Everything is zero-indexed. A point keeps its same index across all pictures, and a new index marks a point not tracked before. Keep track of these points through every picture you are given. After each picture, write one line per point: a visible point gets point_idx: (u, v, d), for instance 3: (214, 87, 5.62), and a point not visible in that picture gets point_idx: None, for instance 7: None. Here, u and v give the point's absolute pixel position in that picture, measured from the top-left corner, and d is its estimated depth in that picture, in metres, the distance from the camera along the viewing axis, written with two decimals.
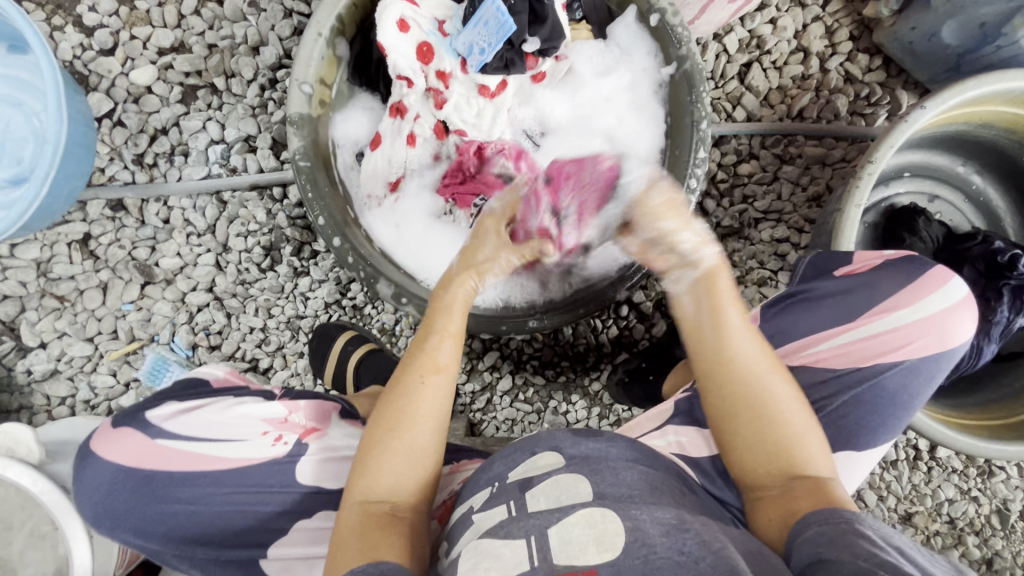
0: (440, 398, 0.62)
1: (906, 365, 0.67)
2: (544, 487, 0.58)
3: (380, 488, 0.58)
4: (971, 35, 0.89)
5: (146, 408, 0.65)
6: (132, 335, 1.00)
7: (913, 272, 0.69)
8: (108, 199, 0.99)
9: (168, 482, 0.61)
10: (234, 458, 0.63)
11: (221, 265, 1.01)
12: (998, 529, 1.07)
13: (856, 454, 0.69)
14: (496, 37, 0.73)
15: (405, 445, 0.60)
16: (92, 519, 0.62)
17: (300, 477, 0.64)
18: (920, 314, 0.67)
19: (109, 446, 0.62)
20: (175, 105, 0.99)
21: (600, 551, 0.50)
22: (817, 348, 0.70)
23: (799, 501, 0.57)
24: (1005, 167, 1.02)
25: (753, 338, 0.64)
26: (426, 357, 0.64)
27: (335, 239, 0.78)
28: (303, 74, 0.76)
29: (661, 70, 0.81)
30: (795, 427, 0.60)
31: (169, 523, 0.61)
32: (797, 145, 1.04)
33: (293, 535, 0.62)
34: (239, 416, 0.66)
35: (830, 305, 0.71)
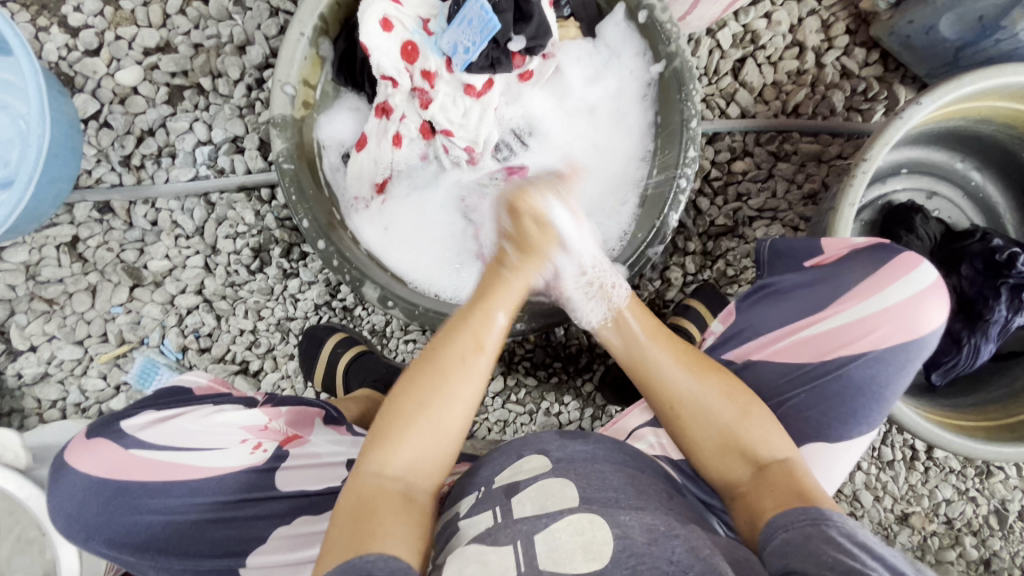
0: (477, 382, 0.61)
1: (872, 354, 0.66)
2: (530, 492, 0.57)
3: (387, 474, 0.57)
4: (970, 28, 0.87)
5: (122, 417, 0.65)
6: (121, 338, 1.00)
7: (879, 259, 0.68)
8: (96, 201, 0.98)
9: (141, 494, 0.60)
10: (210, 468, 0.63)
11: (210, 267, 1.00)
12: (997, 529, 1.06)
13: (828, 445, 0.68)
14: (480, 36, 0.72)
15: (428, 426, 0.58)
16: (66, 533, 0.62)
17: (279, 483, 0.64)
18: (887, 302, 0.66)
19: (82, 458, 0.62)
20: (162, 106, 0.98)
21: (586, 558, 0.49)
22: (782, 342, 0.70)
23: (775, 493, 0.57)
24: (1004, 162, 1.00)
25: (668, 347, 0.66)
26: (471, 335, 0.62)
27: (320, 242, 0.76)
28: (286, 74, 0.75)
29: (650, 68, 0.80)
30: (732, 421, 0.61)
31: (144, 533, 0.60)
32: (792, 142, 1.03)
33: (273, 542, 0.61)
34: (217, 425, 0.66)
35: (796, 298, 0.71)
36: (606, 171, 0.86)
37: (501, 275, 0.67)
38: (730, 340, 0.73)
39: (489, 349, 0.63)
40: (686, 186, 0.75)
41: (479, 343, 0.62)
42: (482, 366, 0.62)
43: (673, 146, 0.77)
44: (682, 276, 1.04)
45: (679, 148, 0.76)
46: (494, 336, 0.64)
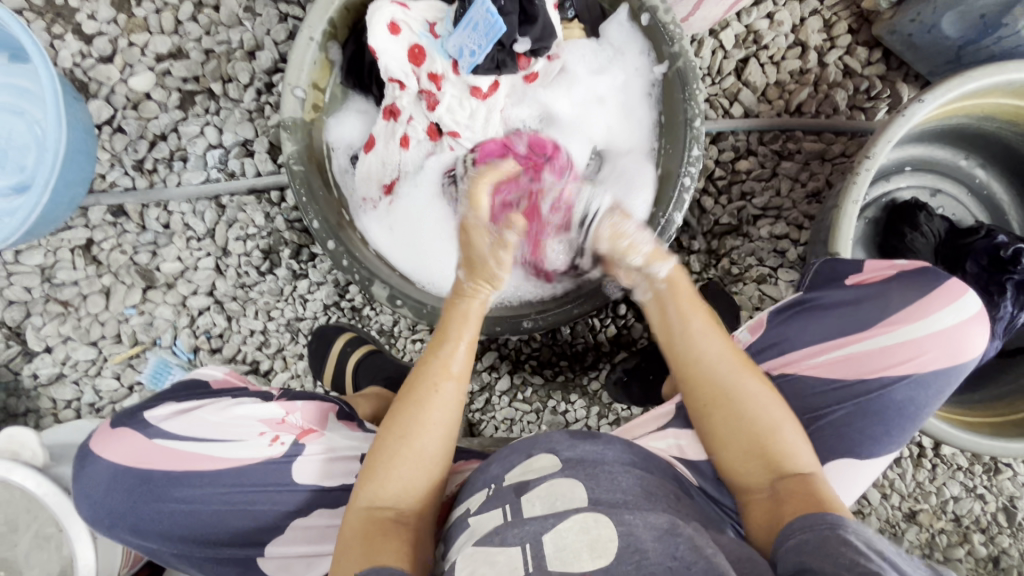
0: (451, 405, 0.64)
1: (913, 377, 0.66)
2: (539, 492, 0.58)
3: (387, 496, 0.60)
4: (971, 26, 0.88)
5: (145, 408, 0.66)
6: (135, 339, 1.02)
7: (928, 283, 0.68)
8: (109, 205, 1.00)
9: (165, 483, 0.62)
10: (230, 458, 0.63)
11: (221, 269, 1.02)
12: (1005, 526, 1.06)
13: (857, 460, 0.69)
14: (486, 39, 0.73)
15: (416, 452, 0.61)
16: (90, 520, 0.64)
17: (297, 476, 0.64)
18: (934, 327, 0.66)
19: (108, 446, 0.63)
20: (174, 111, 1.00)
21: (593, 557, 0.50)
22: (821, 357, 0.69)
23: (792, 503, 0.57)
24: (1008, 159, 1.00)
25: (719, 341, 0.66)
26: (438, 364, 0.65)
27: (329, 242, 0.78)
28: (296, 78, 0.77)
29: (654, 69, 0.81)
30: (769, 422, 0.62)
31: (165, 523, 0.62)
32: (795, 141, 1.03)
33: (291, 533, 0.63)
34: (236, 416, 0.66)
35: (842, 314, 0.70)
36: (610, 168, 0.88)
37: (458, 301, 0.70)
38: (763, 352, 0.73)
39: (459, 369, 0.66)
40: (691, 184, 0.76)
41: (447, 367, 0.65)
42: (453, 388, 0.64)
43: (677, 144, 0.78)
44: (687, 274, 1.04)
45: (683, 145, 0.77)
46: (461, 358, 0.66)
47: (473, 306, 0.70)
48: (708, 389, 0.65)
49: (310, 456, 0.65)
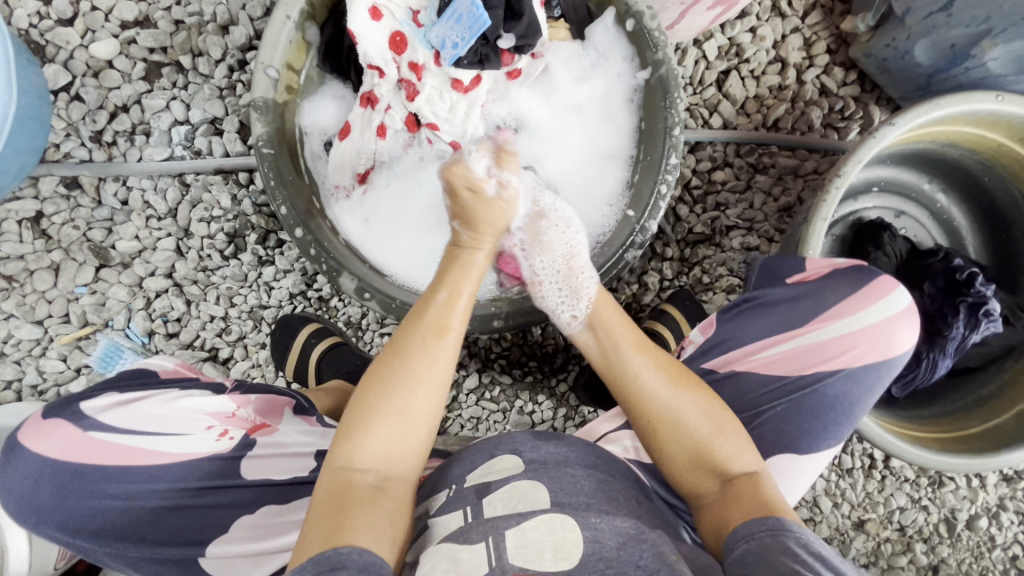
0: (445, 361, 0.63)
1: (848, 372, 0.68)
2: (500, 494, 0.57)
3: (362, 458, 0.59)
4: (943, 55, 0.90)
5: (81, 399, 0.62)
6: (84, 320, 0.96)
7: (862, 279, 0.70)
8: (63, 176, 0.94)
9: (99, 478, 0.58)
10: (172, 453, 0.61)
11: (182, 251, 0.98)
12: (945, 537, 1.11)
13: (797, 455, 0.69)
14: (469, 33, 0.72)
15: (403, 406, 0.60)
16: (14, 515, 0.59)
17: (244, 472, 0.62)
18: (865, 322, 0.68)
19: (34, 436, 0.59)
20: (138, 82, 0.95)
21: (556, 559, 0.50)
22: (761, 354, 0.71)
23: (744, 502, 0.57)
24: (969, 187, 1.04)
25: (647, 358, 0.67)
26: (431, 319, 0.64)
27: (297, 230, 0.75)
28: (269, 56, 0.73)
29: (637, 74, 0.81)
30: (703, 435, 0.62)
31: (101, 519, 0.58)
32: (771, 155, 1.05)
33: (235, 532, 0.60)
34: (183, 410, 0.63)
35: (777, 312, 0.72)
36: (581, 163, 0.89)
37: (458, 253, 0.70)
38: (710, 350, 0.74)
39: (457, 334, 0.65)
40: (667, 192, 0.78)
41: (444, 325, 0.64)
42: (449, 345, 0.63)
43: (655, 153, 0.79)
44: (659, 280, 1.05)
45: (661, 154, 0.78)
46: (460, 311, 0.66)
47: (490, 211, 0.70)
48: (655, 416, 0.64)
49: (261, 449, 0.64)
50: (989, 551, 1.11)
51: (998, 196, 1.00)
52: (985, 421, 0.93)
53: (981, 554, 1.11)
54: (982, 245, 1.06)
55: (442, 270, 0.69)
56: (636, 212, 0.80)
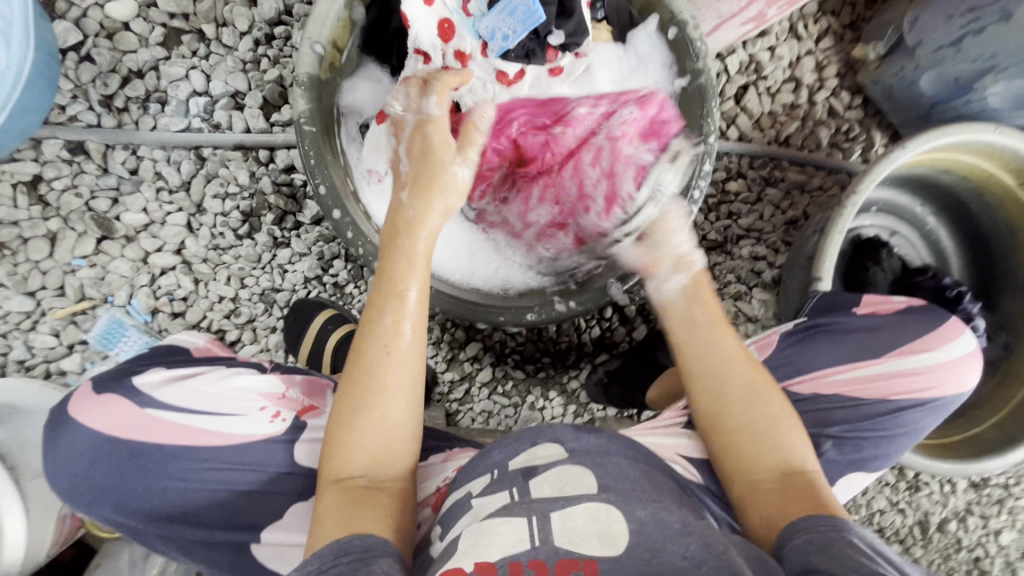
0: (408, 365, 0.60)
1: (927, 402, 0.67)
2: (548, 477, 0.58)
3: (350, 468, 0.57)
4: (946, 87, 0.96)
5: (133, 374, 0.62)
6: (81, 293, 0.91)
7: (936, 315, 0.70)
8: (68, 140, 0.89)
9: (160, 458, 0.58)
10: (227, 433, 0.60)
11: (192, 227, 0.93)
12: (918, 538, 1.18)
13: (864, 474, 0.69)
14: (523, 25, 0.73)
15: (379, 420, 0.57)
16: (67, 494, 0.59)
17: (298, 458, 0.61)
18: (947, 355, 0.68)
19: (92, 413, 0.59)
20: (155, 48, 0.91)
21: (601, 545, 0.50)
22: (840, 379, 0.68)
23: (806, 498, 0.58)
24: (956, 212, 1.11)
25: (730, 339, 0.68)
26: (388, 322, 0.60)
27: (334, 212, 0.74)
28: (316, 32, 0.72)
29: (674, 82, 0.83)
30: (775, 411, 0.63)
31: (157, 499, 0.58)
32: (781, 169, 1.10)
33: (287, 519, 0.59)
34: (234, 388, 0.62)
35: (861, 339, 0.69)
36: None
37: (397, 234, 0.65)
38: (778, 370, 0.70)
39: (413, 322, 0.61)
40: (699, 197, 0.76)
41: (399, 321, 0.61)
42: (408, 344, 0.60)
43: None
44: None
45: (693, 160, 0.77)
46: (413, 313, 0.61)
47: (431, 214, 0.65)
48: (734, 391, 0.65)
49: (312, 432, 0.62)
50: (955, 552, 1.19)
51: (982, 223, 1.07)
52: (963, 431, 1.00)
53: (947, 554, 1.19)
54: (965, 265, 1.13)
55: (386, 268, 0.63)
56: None
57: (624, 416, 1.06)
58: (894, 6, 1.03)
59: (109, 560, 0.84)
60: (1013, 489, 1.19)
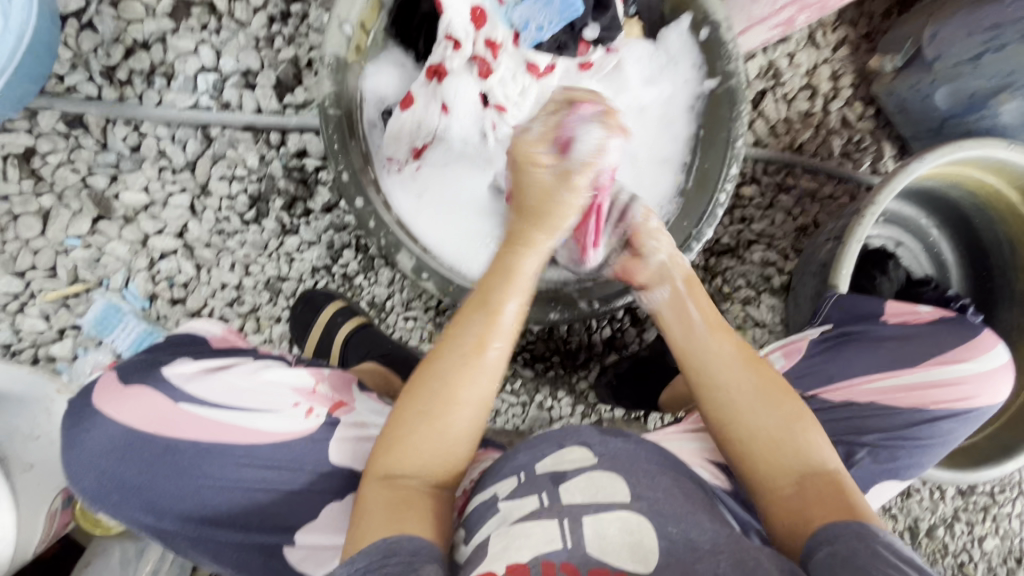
0: (489, 382, 0.59)
1: (962, 413, 0.68)
2: (578, 483, 0.54)
3: (405, 467, 0.56)
4: (960, 102, 0.98)
5: (163, 364, 0.59)
6: (74, 275, 0.87)
7: (970, 326, 0.70)
8: (65, 112, 0.85)
9: (193, 455, 0.57)
10: (260, 431, 0.59)
11: (195, 210, 0.89)
12: (909, 543, 1.21)
13: (895, 482, 0.69)
14: (559, 17, 0.73)
15: (442, 430, 0.57)
16: (92, 493, 0.57)
17: (333, 457, 0.60)
18: (982, 366, 0.68)
19: (122, 405, 0.57)
20: (162, 18, 0.86)
21: (633, 559, 0.47)
22: (871, 387, 0.69)
23: (835, 498, 0.56)
24: (960, 225, 1.13)
25: (726, 343, 0.67)
26: (477, 332, 0.60)
27: (357, 200, 0.71)
28: (345, 11, 0.69)
29: (703, 83, 0.81)
30: (773, 425, 0.61)
31: (189, 500, 0.57)
32: (794, 176, 1.11)
33: (323, 518, 0.58)
34: (267, 383, 0.61)
35: (893, 348, 0.70)
36: (639, 162, 0.88)
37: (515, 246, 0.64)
38: (805, 377, 0.71)
39: (502, 343, 0.60)
40: (726, 201, 0.77)
41: (486, 340, 0.60)
42: (490, 363, 0.59)
43: (713, 160, 0.79)
44: None
45: (722, 163, 0.77)
46: (506, 335, 0.61)
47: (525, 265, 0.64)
48: (729, 408, 0.63)
49: (345, 431, 0.61)
50: (942, 557, 1.22)
51: (984, 235, 1.09)
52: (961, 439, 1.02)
53: (935, 559, 1.21)
54: (965, 278, 1.16)
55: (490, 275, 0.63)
56: (692, 218, 0.79)
57: (631, 418, 1.05)
58: (911, 20, 1.04)
59: (99, 556, 0.80)
60: (999, 497, 1.22)
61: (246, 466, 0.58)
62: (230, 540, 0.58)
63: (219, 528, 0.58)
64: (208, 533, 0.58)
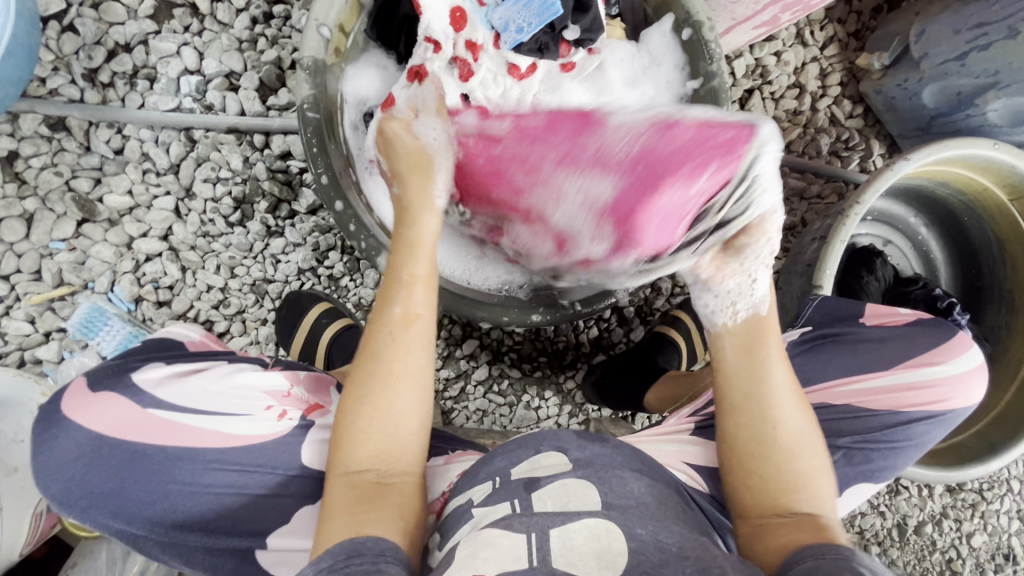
0: (419, 357, 0.60)
1: (937, 415, 0.68)
2: (551, 490, 0.54)
3: (359, 459, 0.57)
4: (948, 100, 0.97)
5: (132, 370, 0.60)
6: (59, 278, 0.87)
7: (943, 329, 0.71)
8: (47, 115, 0.85)
9: (162, 462, 0.58)
10: (234, 435, 0.60)
11: (180, 212, 0.89)
12: (897, 540, 1.21)
13: (870, 485, 0.69)
14: (537, 18, 0.71)
15: (387, 408, 0.58)
16: (60, 498, 0.58)
17: (307, 461, 0.61)
18: (956, 368, 0.69)
19: (89, 413, 0.57)
20: (145, 20, 0.86)
21: (600, 566, 0.47)
22: (847, 388, 0.70)
23: (819, 529, 0.57)
24: (948, 224, 1.13)
25: (787, 374, 0.63)
26: (398, 311, 0.61)
27: (337, 203, 0.71)
28: (324, 13, 0.69)
29: (686, 84, 0.82)
30: (791, 445, 0.61)
31: (157, 507, 0.58)
32: (782, 175, 1.10)
33: (293, 525, 0.60)
34: (239, 386, 0.62)
35: (870, 351, 0.71)
36: None
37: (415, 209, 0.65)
38: None
39: (425, 312, 0.62)
40: None
41: (409, 309, 0.61)
42: (420, 330, 0.61)
43: None
44: (672, 286, 1.05)
45: None
46: (423, 298, 0.62)
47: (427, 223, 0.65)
48: (765, 429, 0.62)
49: (317, 432, 0.62)
50: (931, 554, 1.22)
51: (973, 235, 1.09)
52: (948, 438, 1.02)
53: (923, 556, 1.22)
54: (953, 277, 1.16)
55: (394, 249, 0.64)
56: None
57: (618, 417, 1.05)
58: (898, 17, 1.04)
59: (86, 558, 0.81)
60: (987, 494, 1.23)
61: (227, 468, 0.59)
62: (212, 542, 0.59)
63: (202, 529, 0.59)
64: (192, 534, 0.59)
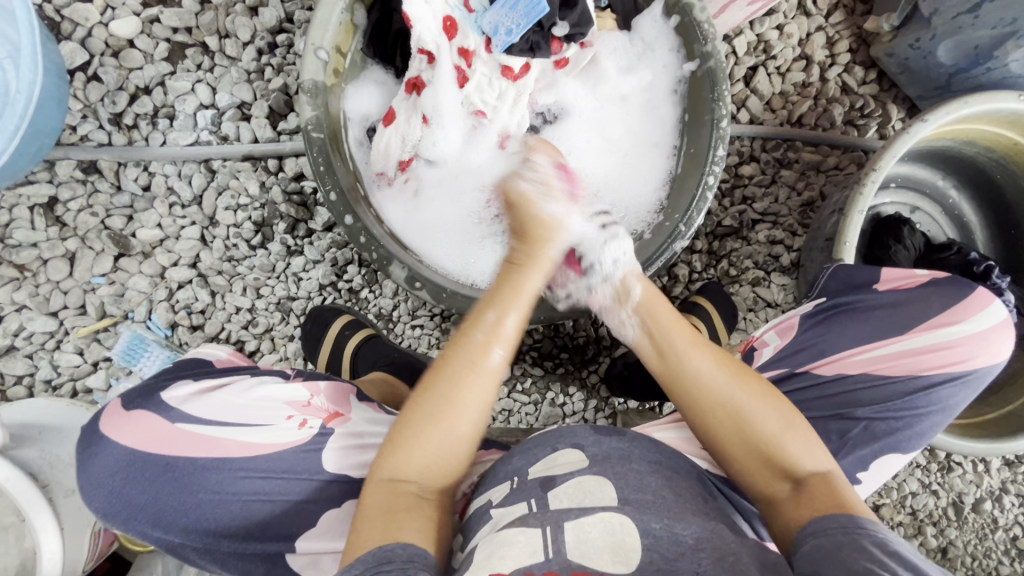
0: (487, 387, 0.60)
1: (961, 376, 0.66)
2: (567, 487, 0.54)
3: (408, 471, 0.57)
4: (965, 55, 0.93)
5: (161, 388, 0.64)
6: (102, 311, 0.93)
7: (959, 290, 0.69)
8: (80, 160, 0.91)
9: (193, 471, 0.61)
10: (259, 445, 0.63)
11: (206, 240, 0.94)
12: (953, 519, 1.15)
13: (899, 456, 0.68)
14: (525, 19, 0.72)
15: (446, 431, 0.58)
16: (105, 512, 0.61)
17: (325, 465, 0.64)
18: (978, 326, 0.67)
19: (126, 431, 0.61)
20: (161, 63, 0.92)
21: (615, 560, 0.48)
22: (866, 357, 0.68)
23: (777, 458, 0.58)
24: (980, 183, 1.07)
25: (705, 355, 0.64)
26: (474, 343, 0.61)
27: (346, 217, 0.73)
28: (320, 38, 0.72)
29: (683, 66, 0.80)
30: (773, 429, 0.59)
31: (189, 524, 0.61)
32: (795, 150, 1.08)
33: (321, 528, 0.63)
34: (262, 399, 0.66)
35: (884, 317, 0.69)
36: (617, 151, 0.87)
37: (514, 274, 0.65)
38: (802, 352, 0.70)
39: (503, 349, 0.62)
40: (715, 181, 0.74)
41: (490, 343, 0.61)
42: (494, 366, 0.60)
43: (701, 144, 0.76)
44: (689, 273, 1.07)
45: (708, 145, 0.75)
46: (506, 339, 0.62)
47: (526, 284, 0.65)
48: (692, 390, 0.63)
49: (338, 439, 0.66)
50: (992, 532, 1.15)
51: (1007, 189, 1.04)
52: (998, 408, 0.97)
53: (984, 535, 1.15)
54: (991, 239, 1.10)
55: (500, 288, 0.65)
56: (677, 213, 0.77)
57: (646, 408, 1.05)
58: None
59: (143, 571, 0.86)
60: None
61: (251, 478, 0.62)
62: (246, 552, 0.62)
63: (232, 535, 0.62)
64: (222, 540, 0.62)
